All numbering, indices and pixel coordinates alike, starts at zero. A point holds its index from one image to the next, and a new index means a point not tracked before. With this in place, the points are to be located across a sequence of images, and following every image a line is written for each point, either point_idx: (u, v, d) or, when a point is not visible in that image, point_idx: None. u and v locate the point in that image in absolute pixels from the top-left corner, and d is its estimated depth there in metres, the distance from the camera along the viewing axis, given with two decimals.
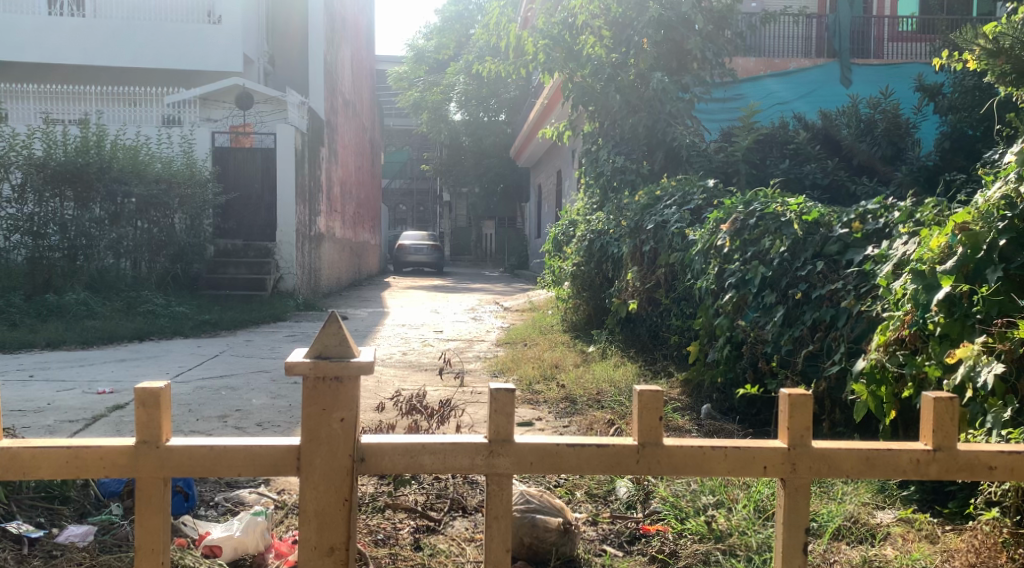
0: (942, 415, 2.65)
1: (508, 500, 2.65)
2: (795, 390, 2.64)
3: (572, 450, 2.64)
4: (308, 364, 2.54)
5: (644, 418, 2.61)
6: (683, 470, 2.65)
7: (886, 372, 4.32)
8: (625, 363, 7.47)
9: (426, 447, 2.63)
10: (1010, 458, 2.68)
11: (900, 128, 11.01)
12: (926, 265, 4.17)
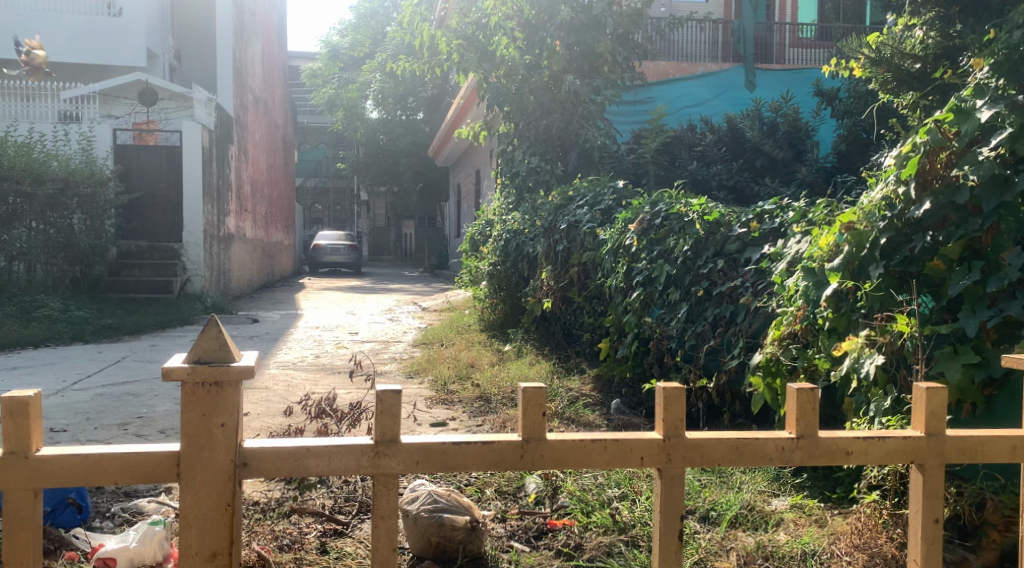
0: (804, 404, 2.61)
1: (394, 499, 2.58)
2: (670, 384, 2.59)
3: (457, 448, 2.59)
4: (187, 369, 2.47)
5: (528, 414, 2.56)
6: (564, 464, 2.59)
7: (780, 365, 4.53)
8: (540, 360, 7.54)
9: (309, 450, 2.55)
10: (865, 442, 2.64)
11: (800, 131, 11.39)
12: (816, 262, 4.38)
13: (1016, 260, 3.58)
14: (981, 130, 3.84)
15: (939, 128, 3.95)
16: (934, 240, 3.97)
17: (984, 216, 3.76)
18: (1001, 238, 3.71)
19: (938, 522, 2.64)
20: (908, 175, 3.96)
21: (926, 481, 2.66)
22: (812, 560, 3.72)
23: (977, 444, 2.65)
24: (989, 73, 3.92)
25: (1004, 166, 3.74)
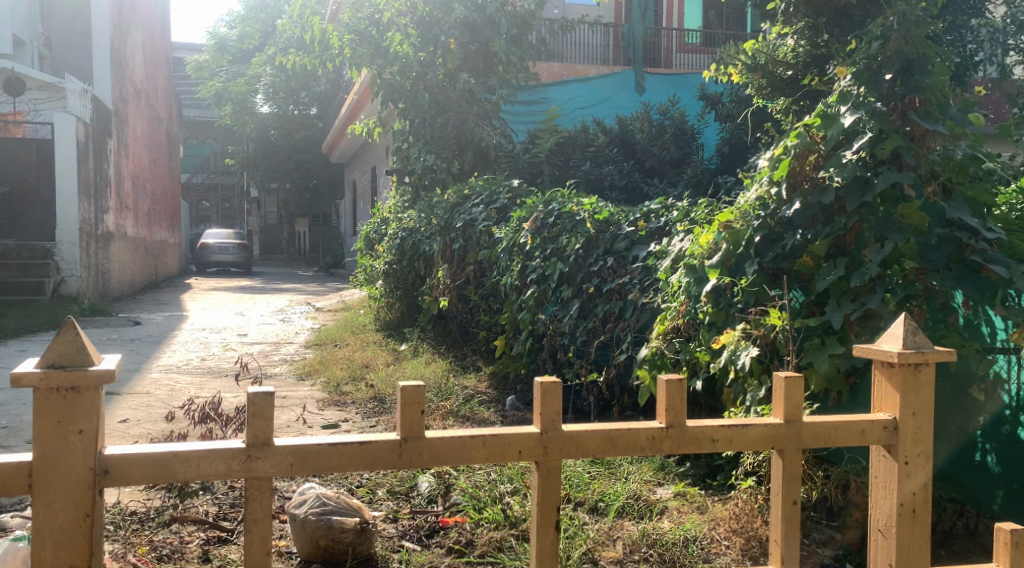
0: (671, 394, 2.55)
1: (269, 503, 2.44)
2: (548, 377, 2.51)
3: (334, 450, 2.45)
4: (39, 374, 2.25)
5: (405, 411, 2.44)
6: (441, 464, 2.48)
7: (664, 357, 4.66)
8: (436, 359, 7.51)
9: (177, 455, 2.37)
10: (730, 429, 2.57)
11: (686, 134, 11.72)
12: (697, 259, 4.51)
13: (876, 256, 3.77)
14: (845, 134, 4.08)
15: (808, 132, 4.17)
16: (804, 239, 4.17)
17: (848, 216, 3.99)
18: (865, 235, 3.92)
19: (797, 504, 2.61)
20: (780, 177, 4.17)
21: (786, 464, 2.61)
22: (694, 546, 3.84)
23: (835, 429, 2.60)
24: (850, 80, 4.13)
25: (865, 168, 3.97)
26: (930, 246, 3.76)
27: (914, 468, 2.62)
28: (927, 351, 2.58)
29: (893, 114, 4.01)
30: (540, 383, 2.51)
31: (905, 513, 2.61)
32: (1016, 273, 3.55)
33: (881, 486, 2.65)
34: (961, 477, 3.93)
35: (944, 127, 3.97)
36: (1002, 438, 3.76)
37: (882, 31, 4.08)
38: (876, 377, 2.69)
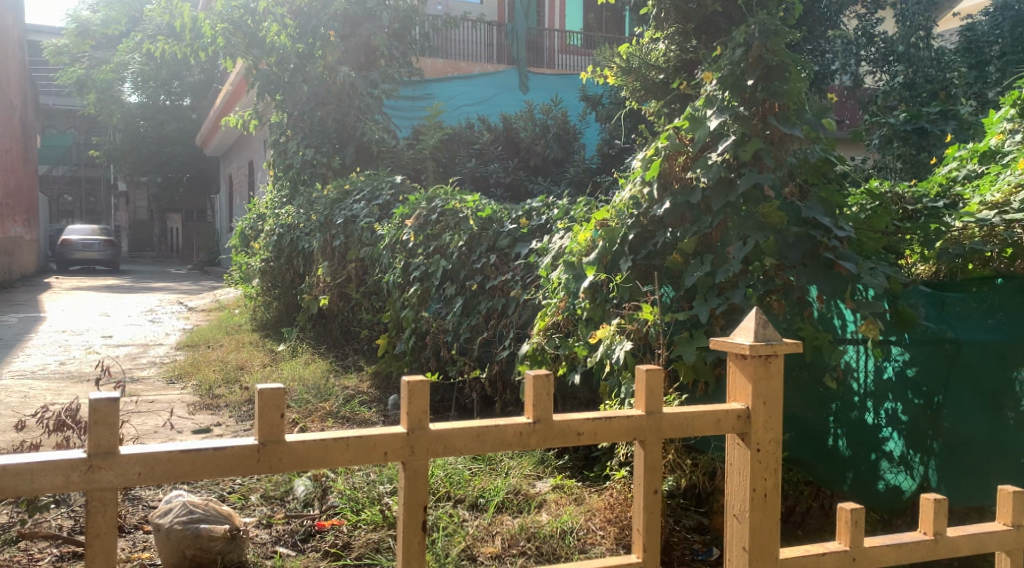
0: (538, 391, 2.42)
1: (115, 515, 2.20)
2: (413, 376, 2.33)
3: (186, 457, 2.21)
4: None
5: (263, 415, 2.23)
6: (302, 468, 2.28)
7: (544, 353, 4.73)
8: (316, 359, 7.36)
9: (5, 468, 2.08)
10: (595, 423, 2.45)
11: (568, 133, 11.77)
12: (575, 256, 4.63)
13: (739, 252, 3.90)
14: (711, 136, 4.20)
15: (677, 134, 4.28)
16: (674, 237, 4.29)
17: (713, 215, 4.11)
18: (729, 233, 4.04)
19: (657, 493, 2.51)
20: (652, 177, 4.27)
21: (648, 456, 2.51)
22: (570, 537, 3.89)
23: (691, 420, 2.52)
24: (716, 85, 4.27)
25: (729, 170, 4.11)
26: (788, 244, 3.96)
27: (764, 456, 2.56)
28: (776, 343, 2.54)
29: (754, 118, 4.17)
30: (408, 381, 2.33)
31: (756, 497, 2.55)
32: (864, 270, 3.80)
33: (734, 473, 2.59)
34: (816, 461, 4.10)
35: (801, 131, 4.16)
36: (852, 423, 4.08)
37: (743, 38, 4.23)
38: (729, 367, 2.64)
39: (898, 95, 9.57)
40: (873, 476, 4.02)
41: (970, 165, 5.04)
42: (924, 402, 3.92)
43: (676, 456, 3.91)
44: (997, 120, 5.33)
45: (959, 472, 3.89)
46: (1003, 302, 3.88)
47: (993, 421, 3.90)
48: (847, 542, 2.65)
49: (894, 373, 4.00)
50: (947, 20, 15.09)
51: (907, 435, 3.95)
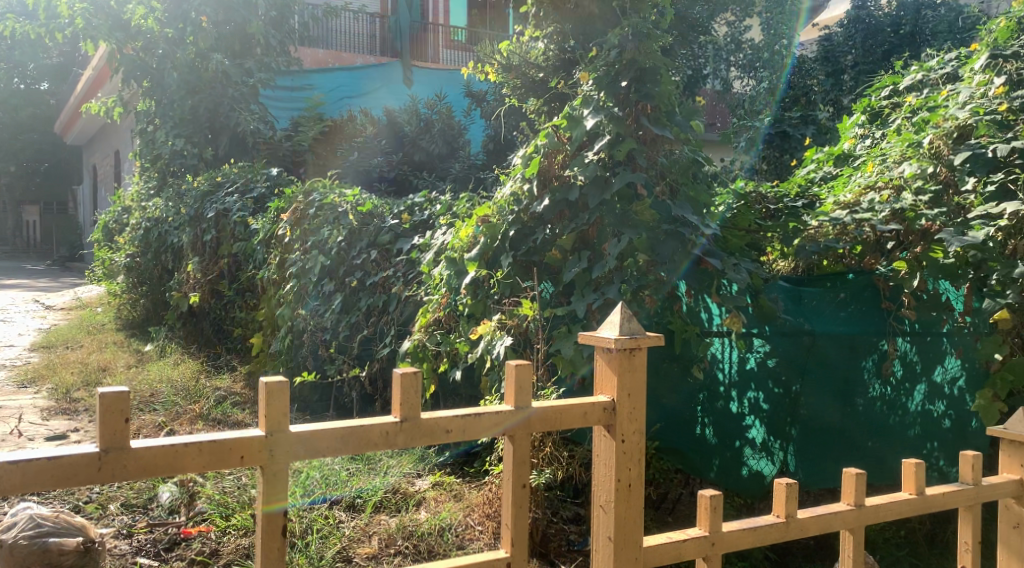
0: (408, 388, 2.30)
1: None
2: (272, 378, 2.21)
3: (17, 467, 2.01)
4: None
5: (106, 421, 2.07)
6: (150, 475, 2.11)
7: (426, 350, 4.64)
8: (185, 359, 7.09)
9: None
10: (463, 419, 2.35)
11: (453, 130, 11.42)
12: (456, 252, 4.57)
13: (614, 248, 4.00)
14: (588, 135, 4.25)
15: (556, 132, 4.32)
16: (552, 233, 4.33)
17: (590, 212, 4.18)
18: (604, 230, 4.12)
19: (527, 487, 2.41)
20: (531, 174, 4.30)
21: (517, 450, 2.40)
22: (449, 534, 3.87)
23: (556, 414, 2.42)
24: (592, 85, 4.31)
25: (605, 168, 4.17)
26: (658, 241, 4.03)
27: (628, 447, 2.46)
28: (639, 336, 2.45)
29: (628, 118, 4.24)
30: (267, 383, 2.19)
31: (620, 488, 2.45)
32: (728, 266, 3.96)
33: (600, 465, 2.48)
34: (687, 449, 4.30)
35: (671, 132, 4.28)
36: (718, 412, 4.26)
37: (618, 40, 4.27)
38: (597, 359, 2.53)
39: None
40: (737, 463, 4.23)
41: (827, 167, 5.35)
42: (783, 392, 4.13)
43: (553, 449, 3.92)
44: (849, 126, 5.60)
45: (814, 456, 4.15)
46: (853, 295, 4.15)
47: (845, 407, 4.17)
48: (706, 528, 2.57)
49: (755, 364, 4.17)
50: (808, 30, 15.72)
51: (769, 423, 4.16)
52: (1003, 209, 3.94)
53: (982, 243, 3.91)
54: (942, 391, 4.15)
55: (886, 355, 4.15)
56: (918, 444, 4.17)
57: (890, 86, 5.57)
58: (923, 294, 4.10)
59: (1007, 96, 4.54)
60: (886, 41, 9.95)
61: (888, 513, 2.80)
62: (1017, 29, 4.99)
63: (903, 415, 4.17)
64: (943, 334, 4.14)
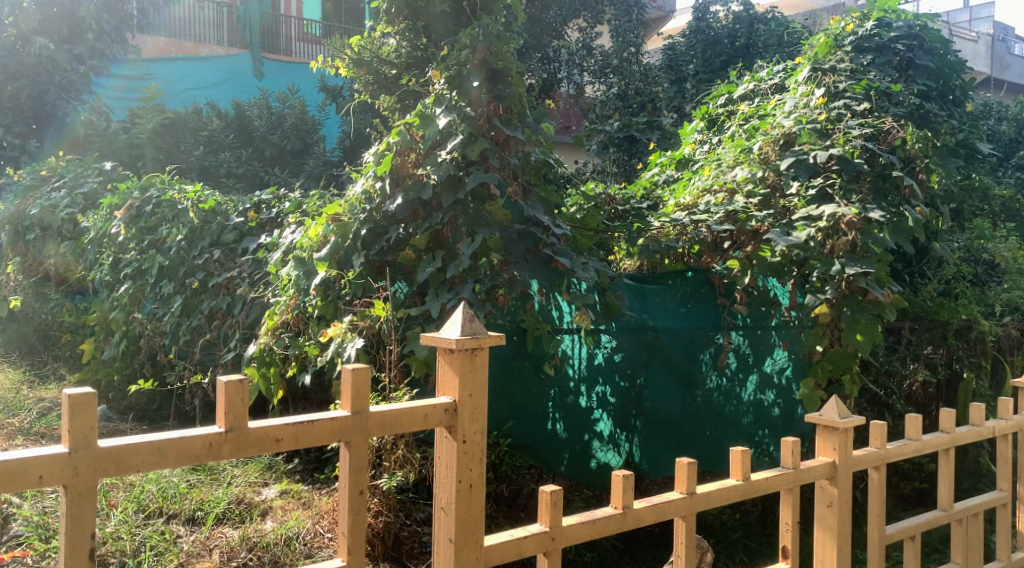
0: (232, 397, 2.22)
1: None
2: (75, 391, 2.08)
3: None
4: None
5: None
6: None
7: (273, 355, 4.45)
8: (6, 368, 6.61)
9: None
10: (294, 426, 2.28)
11: (305, 125, 10.83)
12: (305, 252, 4.42)
13: (468, 248, 3.98)
14: (440, 134, 4.19)
15: (408, 130, 4.22)
16: (406, 232, 4.25)
17: (444, 211, 4.13)
18: (458, 229, 4.11)
19: (363, 494, 2.35)
20: (383, 172, 4.21)
21: (354, 457, 2.35)
22: (297, 543, 3.76)
23: (397, 418, 2.37)
24: (444, 84, 4.25)
25: (458, 168, 4.14)
26: (511, 240, 4.06)
27: (470, 447, 2.44)
28: (481, 335, 2.45)
29: (481, 119, 4.19)
30: (71, 396, 2.06)
31: (460, 489, 2.42)
32: (578, 265, 4.02)
33: (441, 467, 2.45)
34: (538, 446, 4.32)
35: (522, 134, 4.30)
36: (567, 407, 4.32)
37: (470, 40, 4.23)
38: (438, 361, 2.49)
39: (614, 104, 9.78)
40: (585, 456, 4.33)
41: (669, 170, 5.53)
42: (628, 384, 4.29)
43: (406, 451, 3.85)
44: (689, 131, 5.79)
45: (657, 446, 4.33)
46: (692, 292, 4.37)
47: (685, 398, 4.35)
48: (548, 524, 2.58)
49: (603, 359, 4.30)
50: (652, 39, 16.13)
51: (615, 415, 4.30)
52: (822, 212, 4.18)
53: (804, 242, 4.15)
54: (772, 381, 4.43)
55: (722, 348, 4.37)
56: (751, 432, 4.41)
57: (725, 94, 5.81)
58: (753, 291, 4.35)
59: (827, 106, 4.81)
60: (723, 52, 9.54)
61: (717, 500, 2.87)
62: (835, 45, 5.26)
63: (739, 403, 4.41)
64: (773, 328, 4.43)
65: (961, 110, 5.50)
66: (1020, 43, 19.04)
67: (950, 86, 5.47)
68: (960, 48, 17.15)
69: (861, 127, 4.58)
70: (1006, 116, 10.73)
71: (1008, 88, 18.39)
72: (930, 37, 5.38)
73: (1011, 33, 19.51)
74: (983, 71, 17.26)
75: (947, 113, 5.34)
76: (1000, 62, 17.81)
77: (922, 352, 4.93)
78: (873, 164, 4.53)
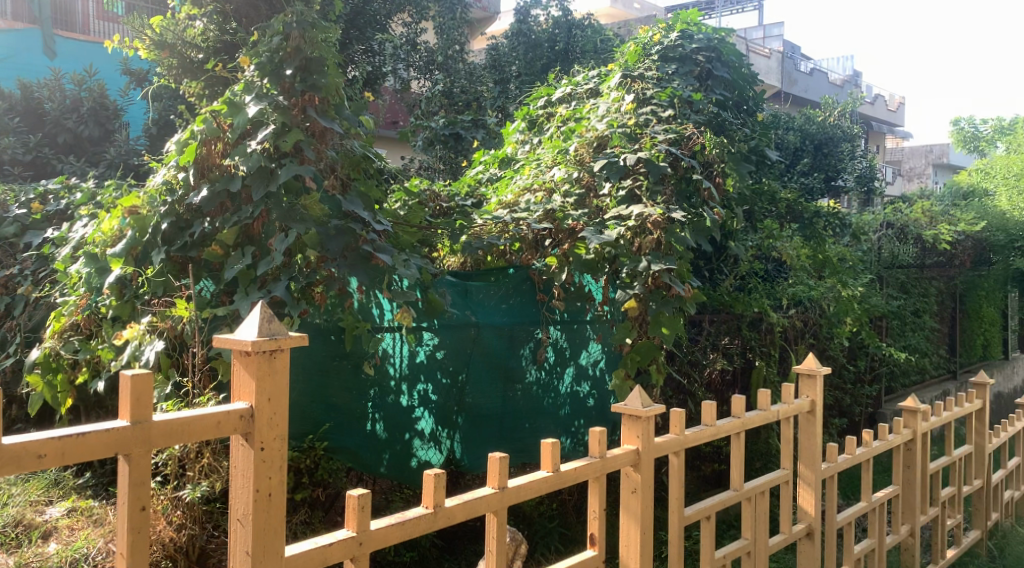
0: None
1: None
2: None
3: None
4: None
5: None
6: None
7: (60, 360, 4.17)
8: None
9: None
10: (60, 441, 2.07)
11: (107, 110, 9.78)
12: (98, 248, 4.06)
13: (281, 244, 3.75)
14: (250, 123, 3.97)
15: (214, 118, 3.97)
16: (212, 227, 4.00)
17: (254, 205, 3.89)
18: (270, 224, 3.86)
19: (144, 511, 2.18)
20: (186, 162, 3.95)
21: (131, 472, 2.17)
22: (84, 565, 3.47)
23: (183, 428, 2.22)
24: (255, 70, 4.02)
25: (269, 159, 3.92)
26: (328, 236, 3.83)
27: (268, 455, 2.31)
28: (280, 336, 2.32)
29: (294, 109, 4.00)
30: None
31: (258, 499, 2.29)
32: (399, 262, 3.92)
33: (236, 478, 2.30)
34: (357, 448, 4.22)
35: (339, 126, 4.13)
36: (388, 407, 4.21)
37: (281, 26, 4.04)
38: (231, 367, 2.34)
39: (438, 101, 9.48)
40: (407, 455, 4.24)
41: (492, 169, 5.56)
42: (450, 381, 4.23)
43: (212, 459, 3.67)
44: (511, 132, 5.81)
45: (477, 441, 4.30)
46: (513, 288, 4.40)
47: (505, 393, 4.36)
48: (355, 528, 2.49)
49: (424, 356, 4.21)
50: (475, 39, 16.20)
51: (436, 413, 4.24)
52: (631, 212, 4.30)
53: (615, 240, 4.24)
54: (587, 373, 4.65)
55: (541, 342, 4.43)
56: (568, 422, 4.56)
57: (545, 96, 5.82)
58: (570, 287, 4.46)
59: (636, 111, 4.94)
60: (543, 56, 9.84)
61: (528, 494, 2.87)
62: (643, 54, 5.44)
63: (557, 395, 4.51)
64: (587, 322, 4.63)
65: (753, 120, 5.84)
66: (805, 60, 20.52)
67: (744, 97, 5.81)
68: (754, 63, 18.26)
69: (665, 132, 4.74)
70: (793, 126, 11.49)
71: (792, 100, 19.79)
72: (727, 49, 5.61)
73: (798, 51, 21.00)
74: (774, 84, 18.47)
75: (741, 122, 5.63)
76: (789, 77, 19.12)
77: (721, 343, 5.31)
78: (676, 167, 4.64)
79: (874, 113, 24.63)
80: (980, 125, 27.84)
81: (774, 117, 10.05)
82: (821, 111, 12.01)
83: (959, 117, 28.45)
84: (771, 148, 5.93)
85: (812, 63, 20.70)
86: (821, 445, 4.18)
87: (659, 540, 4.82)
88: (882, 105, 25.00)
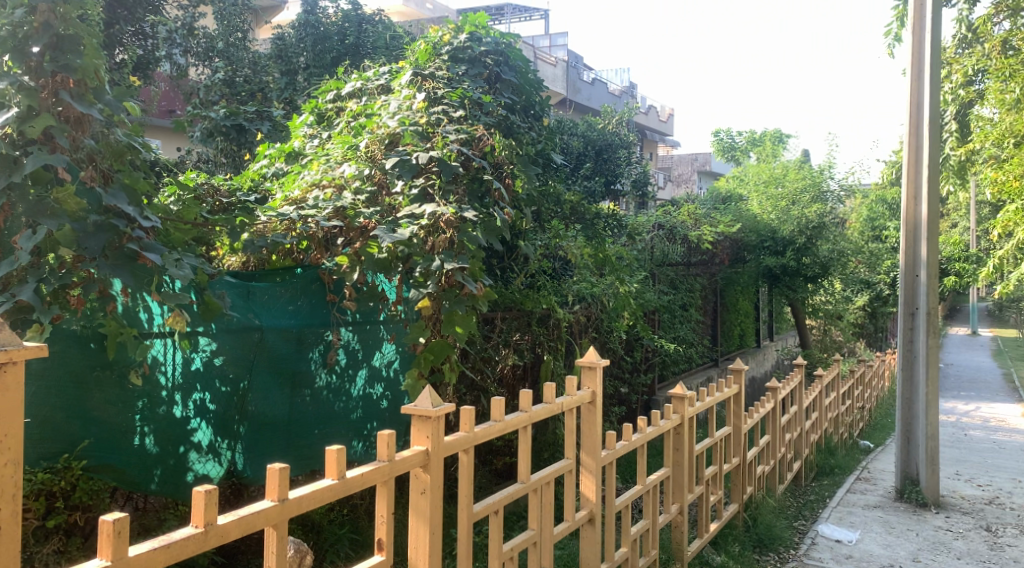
0: None
1: None
2: None
3: None
4: None
5: None
6: None
7: None
8: None
9: None
10: None
11: None
12: None
13: (27, 243, 3.31)
14: None
15: None
16: None
17: None
18: (16, 219, 3.47)
19: None
20: None
21: None
22: None
23: None
24: None
25: (13, 147, 3.51)
26: (85, 233, 3.44)
27: None
28: (13, 348, 2.07)
29: (43, 91, 3.57)
30: None
31: None
32: (170, 261, 3.54)
33: None
34: (123, 466, 3.87)
35: (100, 112, 3.73)
36: (159, 420, 3.90)
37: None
38: None
39: (219, 90, 9.15)
40: (180, 470, 3.93)
41: (278, 163, 5.27)
42: (230, 390, 3.97)
43: None
44: (298, 124, 5.53)
45: (262, 449, 4.06)
46: (302, 289, 4.16)
47: (292, 399, 4.13)
48: (109, 557, 2.23)
49: (200, 364, 3.94)
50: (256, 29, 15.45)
51: (214, 423, 3.97)
52: (423, 210, 4.16)
53: (408, 239, 4.06)
54: (380, 375, 4.44)
55: (331, 345, 4.22)
56: (361, 426, 4.34)
57: (334, 90, 5.60)
58: (362, 286, 4.25)
59: (427, 110, 4.84)
60: (332, 49, 9.18)
61: (310, 504, 2.67)
62: (433, 53, 5.36)
63: (348, 400, 4.30)
64: (381, 322, 4.42)
65: (539, 124, 5.78)
66: (587, 69, 21.27)
67: (531, 101, 5.72)
68: (540, 69, 18.82)
69: (457, 132, 4.67)
70: (575, 131, 11.81)
71: (575, 108, 20.47)
72: (515, 54, 5.63)
73: (580, 61, 21.75)
74: (558, 91, 19.02)
75: (529, 126, 5.63)
76: (572, 85, 19.75)
77: (512, 339, 5.34)
78: (467, 167, 4.63)
79: (648, 123, 25.96)
80: (738, 137, 30.20)
81: (558, 121, 10.28)
82: (600, 118, 12.42)
83: (720, 129, 30.67)
84: (556, 151, 6.02)
85: (593, 73, 21.53)
86: (601, 433, 4.24)
87: (449, 537, 4.75)
88: (655, 116, 26.44)
